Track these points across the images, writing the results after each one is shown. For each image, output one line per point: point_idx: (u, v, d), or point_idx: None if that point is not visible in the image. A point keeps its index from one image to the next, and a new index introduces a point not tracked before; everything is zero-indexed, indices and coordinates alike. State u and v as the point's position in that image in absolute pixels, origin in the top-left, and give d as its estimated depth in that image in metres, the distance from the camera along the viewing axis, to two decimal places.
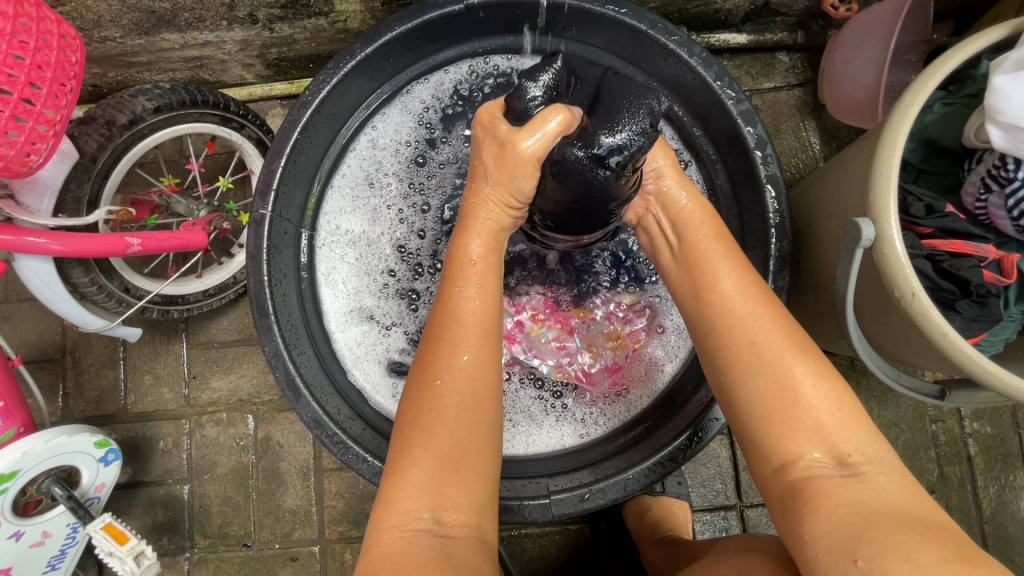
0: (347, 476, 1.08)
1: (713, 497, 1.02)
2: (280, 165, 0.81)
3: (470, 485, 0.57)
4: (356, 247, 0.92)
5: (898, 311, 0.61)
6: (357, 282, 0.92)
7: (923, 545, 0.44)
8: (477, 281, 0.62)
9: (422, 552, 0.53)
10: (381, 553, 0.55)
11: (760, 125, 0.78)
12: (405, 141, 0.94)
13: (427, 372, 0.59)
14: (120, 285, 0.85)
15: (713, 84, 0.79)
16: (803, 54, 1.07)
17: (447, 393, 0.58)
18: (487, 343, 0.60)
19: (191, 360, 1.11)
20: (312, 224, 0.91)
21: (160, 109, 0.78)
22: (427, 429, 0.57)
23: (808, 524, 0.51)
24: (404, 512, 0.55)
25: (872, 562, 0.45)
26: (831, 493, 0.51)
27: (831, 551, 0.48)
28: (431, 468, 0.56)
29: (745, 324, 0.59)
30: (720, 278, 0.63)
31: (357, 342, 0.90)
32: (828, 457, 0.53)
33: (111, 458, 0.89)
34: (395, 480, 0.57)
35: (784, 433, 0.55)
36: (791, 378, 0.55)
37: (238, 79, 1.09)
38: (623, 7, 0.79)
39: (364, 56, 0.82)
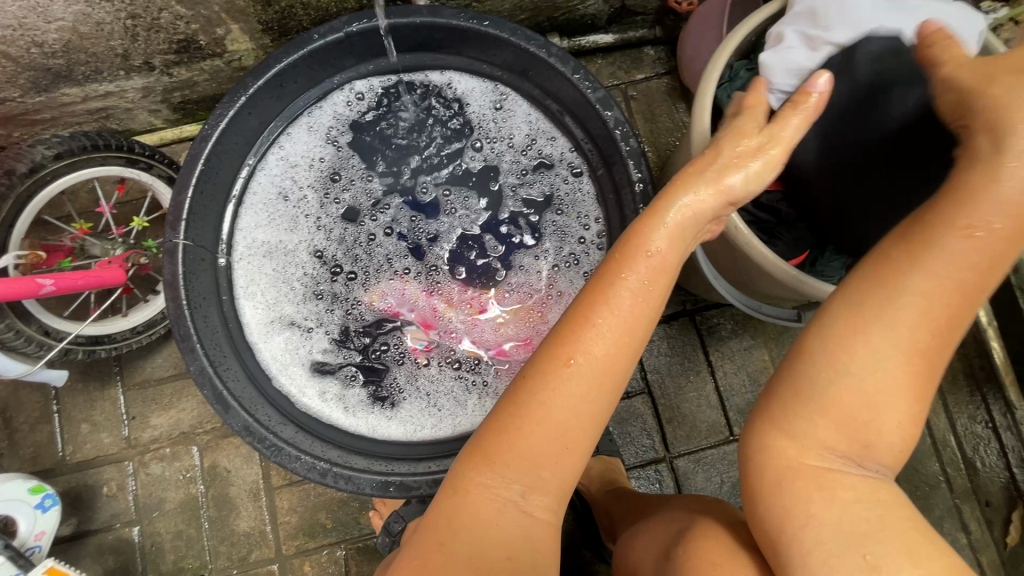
0: (298, 490, 1.10)
1: (643, 452, 1.09)
2: (189, 196, 0.87)
3: (564, 473, 0.62)
4: (272, 258, 0.98)
5: (732, 245, 0.71)
6: (276, 293, 0.97)
7: (932, 554, 0.52)
8: (648, 273, 0.60)
9: (506, 523, 0.61)
10: (461, 517, 0.61)
11: (616, 109, 0.89)
12: (315, 156, 1.00)
13: (565, 359, 0.59)
14: (39, 329, 0.87)
15: (572, 77, 0.89)
16: (665, 46, 1.21)
17: (575, 380, 0.58)
18: (631, 354, 0.60)
19: (129, 401, 1.12)
20: (228, 245, 0.96)
21: (61, 155, 0.83)
22: (546, 406, 0.59)
23: (818, 508, 0.55)
24: (501, 478, 0.61)
25: (881, 557, 0.51)
26: (849, 486, 0.55)
27: (839, 542, 0.53)
28: (539, 445, 0.60)
29: (900, 309, 0.53)
30: (922, 264, 0.53)
31: (281, 350, 0.95)
32: (853, 447, 0.56)
33: (49, 504, 0.91)
34: (496, 444, 0.61)
35: (826, 416, 0.56)
36: (873, 385, 0.54)
37: (146, 125, 1.14)
38: (486, 21, 0.89)
39: (255, 88, 0.89)
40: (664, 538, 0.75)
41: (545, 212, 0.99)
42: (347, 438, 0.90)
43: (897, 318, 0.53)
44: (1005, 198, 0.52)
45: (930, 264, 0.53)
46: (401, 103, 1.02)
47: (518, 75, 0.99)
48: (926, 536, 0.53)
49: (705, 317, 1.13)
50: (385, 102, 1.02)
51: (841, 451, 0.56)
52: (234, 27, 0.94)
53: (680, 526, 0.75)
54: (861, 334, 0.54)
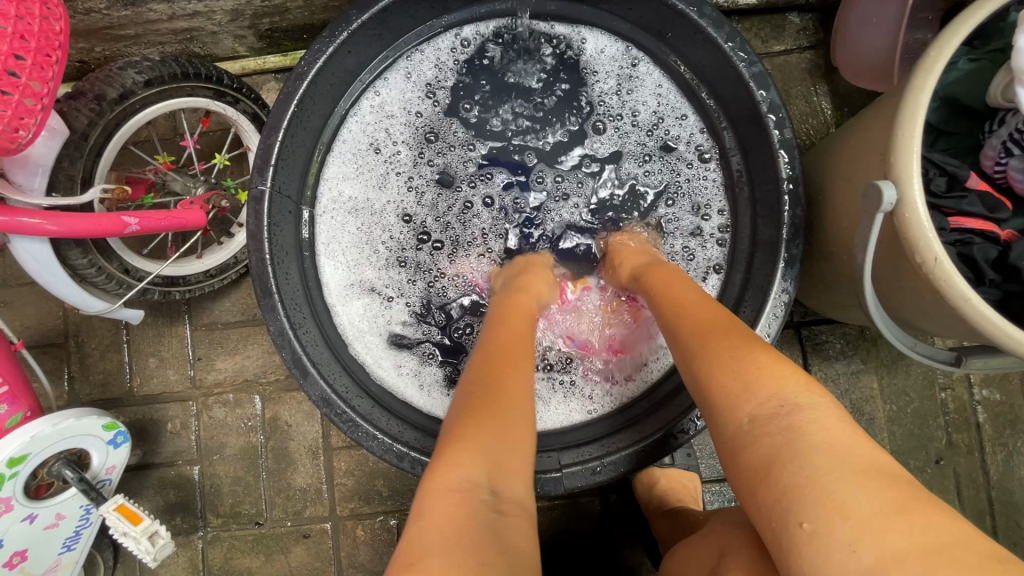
0: (357, 454, 1.08)
1: (722, 467, 1.02)
2: (279, 139, 0.78)
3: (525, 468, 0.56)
4: (358, 215, 0.91)
5: (918, 276, 0.59)
6: (357, 253, 0.90)
7: (861, 494, 0.41)
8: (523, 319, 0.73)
9: (479, 524, 0.48)
10: (431, 521, 0.49)
11: (773, 88, 0.74)
12: (414, 109, 0.91)
13: (495, 363, 0.65)
14: (119, 267, 0.83)
15: (724, 46, 0.75)
16: (814, 14, 1.03)
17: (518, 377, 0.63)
18: (525, 362, 0.66)
19: (196, 342, 1.10)
20: (312, 197, 0.89)
21: (151, 82, 0.76)
22: (504, 397, 0.60)
23: (762, 494, 0.46)
24: (466, 470, 0.52)
25: (816, 522, 0.41)
26: (770, 452, 0.47)
27: (779, 517, 0.44)
28: (496, 434, 0.56)
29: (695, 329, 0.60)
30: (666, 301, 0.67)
31: (359, 315, 0.89)
32: (760, 411, 0.50)
33: (120, 440, 0.89)
34: (461, 435, 0.56)
35: (727, 394, 0.52)
36: (756, 368, 0.52)
37: (229, 52, 1.05)
38: None
39: (360, 23, 0.78)
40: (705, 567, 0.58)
41: (662, 202, 0.90)
42: (422, 418, 0.84)
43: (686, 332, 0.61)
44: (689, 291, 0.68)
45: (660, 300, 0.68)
46: (512, 58, 0.91)
47: (653, 39, 0.86)
48: (869, 475, 0.42)
49: (814, 332, 1.04)
50: (495, 55, 0.91)
51: (750, 422, 0.50)
52: None
53: (725, 543, 0.58)
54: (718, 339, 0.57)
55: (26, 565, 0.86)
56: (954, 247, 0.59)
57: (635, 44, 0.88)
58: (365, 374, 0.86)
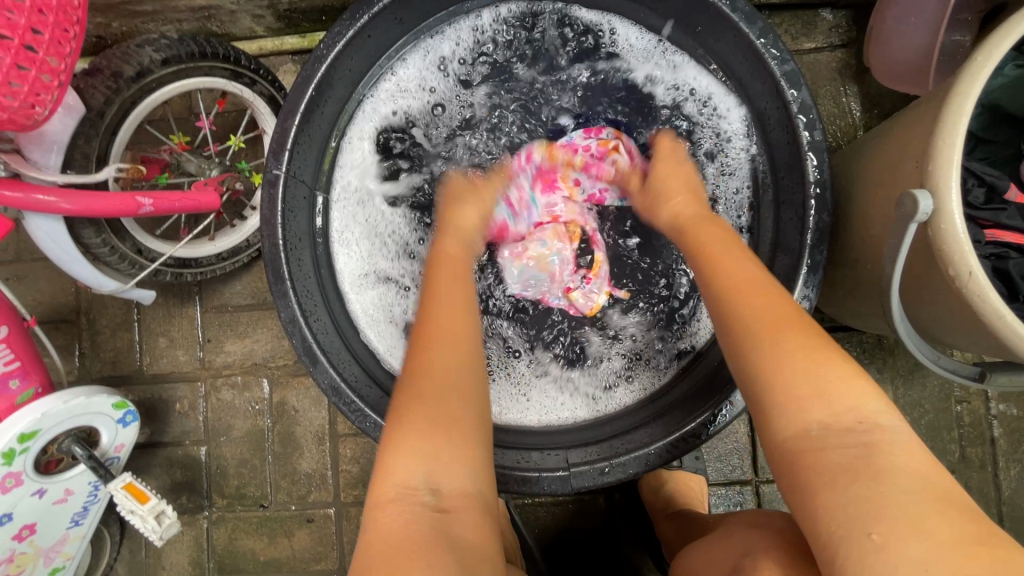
0: (362, 442, 1.08)
1: (729, 471, 1.01)
2: (295, 123, 0.77)
3: (466, 456, 0.55)
4: (371, 203, 0.90)
5: (949, 289, 0.57)
6: (371, 241, 0.90)
7: (939, 522, 0.42)
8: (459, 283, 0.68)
9: (417, 528, 0.50)
10: (377, 529, 0.51)
11: (804, 88, 0.72)
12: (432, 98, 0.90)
13: (419, 340, 0.61)
14: (132, 247, 0.83)
15: (756, 42, 0.72)
16: (848, 11, 1.00)
17: (437, 360, 0.59)
18: (452, 331, 0.62)
19: (206, 324, 1.10)
20: (327, 184, 0.88)
21: (169, 61, 0.75)
22: (425, 392, 0.57)
23: (823, 499, 0.46)
24: (403, 482, 0.52)
25: (888, 537, 0.42)
26: (843, 466, 0.47)
27: (840, 523, 0.45)
28: (429, 432, 0.54)
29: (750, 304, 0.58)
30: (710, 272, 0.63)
31: (371, 304, 0.89)
32: (834, 423, 0.49)
33: (129, 419, 0.89)
34: (392, 443, 0.55)
35: (794, 400, 0.51)
36: (819, 380, 0.51)
37: (247, 32, 1.03)
38: None
39: (381, 6, 0.76)
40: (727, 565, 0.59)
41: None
42: None
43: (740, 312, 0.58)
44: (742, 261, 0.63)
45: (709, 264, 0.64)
46: (535, 51, 0.91)
47: (681, 34, 0.85)
48: (941, 502, 0.43)
49: (830, 338, 1.02)
50: (517, 47, 0.91)
51: (820, 429, 0.49)
52: None
53: (752, 542, 0.58)
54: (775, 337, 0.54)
55: (35, 538, 0.87)
56: (989, 261, 0.58)
57: (662, 40, 0.86)
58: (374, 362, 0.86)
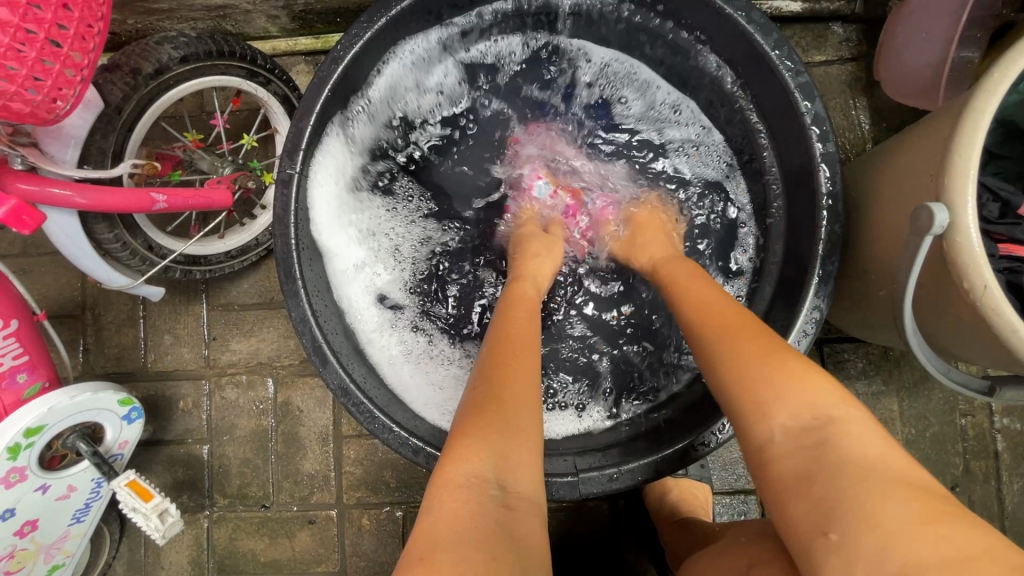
0: (366, 443, 1.08)
1: (734, 480, 1.01)
2: (310, 123, 0.77)
3: (529, 463, 0.55)
4: (383, 199, 0.93)
5: (963, 302, 0.57)
6: (383, 237, 0.93)
7: (892, 504, 0.42)
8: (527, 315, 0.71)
9: (484, 522, 0.49)
10: (439, 515, 0.50)
11: (818, 101, 0.72)
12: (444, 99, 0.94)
13: (505, 354, 0.63)
14: (143, 243, 0.83)
15: (770, 54, 0.73)
16: (859, 25, 1.01)
17: (528, 373, 0.61)
18: (530, 349, 0.65)
19: (212, 321, 1.09)
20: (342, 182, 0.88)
21: (187, 59, 0.75)
22: (506, 396, 0.58)
23: (787, 501, 0.47)
24: (471, 475, 0.52)
25: (844, 534, 0.42)
26: (805, 463, 0.47)
27: (802, 526, 0.45)
28: (502, 433, 0.55)
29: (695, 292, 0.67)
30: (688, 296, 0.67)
31: (380, 301, 0.90)
32: (796, 423, 0.50)
33: (134, 416, 0.89)
34: (461, 440, 0.54)
35: (756, 405, 0.52)
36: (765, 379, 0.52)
37: (261, 32, 1.04)
38: None
39: (399, 9, 0.77)
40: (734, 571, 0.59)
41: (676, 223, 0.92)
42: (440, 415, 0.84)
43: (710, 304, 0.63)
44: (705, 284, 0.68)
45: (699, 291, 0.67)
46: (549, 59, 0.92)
47: (698, 42, 0.84)
48: (899, 484, 0.43)
49: (836, 349, 1.02)
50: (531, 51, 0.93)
51: (784, 432, 0.50)
52: None
53: (755, 552, 0.59)
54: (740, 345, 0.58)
55: (36, 535, 0.86)
56: (1001, 275, 0.58)
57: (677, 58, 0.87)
58: (370, 357, 0.85)
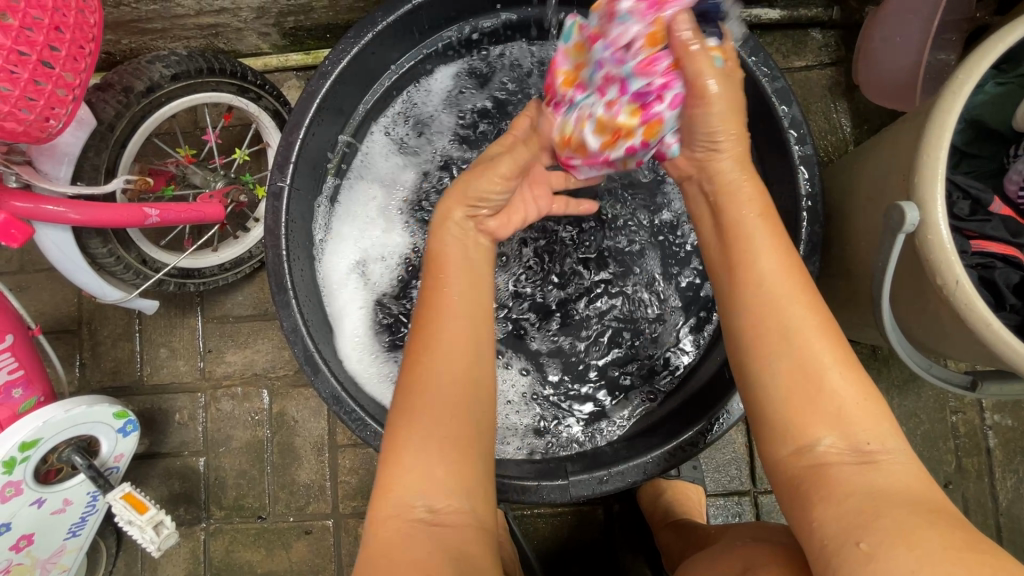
0: (361, 452, 1.08)
1: (727, 482, 1.01)
2: (300, 136, 0.79)
3: (461, 474, 0.56)
4: (384, 194, 0.94)
5: (938, 299, 0.59)
6: (379, 231, 0.93)
7: (931, 531, 0.44)
8: (455, 277, 0.63)
9: (418, 546, 0.52)
10: (379, 539, 0.54)
11: (795, 105, 0.74)
12: (449, 96, 0.94)
13: (418, 351, 0.59)
14: (137, 257, 0.84)
15: (747, 60, 0.75)
16: (837, 31, 1.03)
17: (436, 370, 0.58)
18: (463, 336, 0.60)
19: (207, 334, 1.11)
20: (337, 174, 0.89)
21: (178, 77, 0.77)
22: (420, 408, 0.57)
23: (818, 512, 0.49)
24: (400, 501, 0.55)
25: (875, 546, 0.44)
26: (844, 483, 0.50)
27: (834, 538, 0.47)
28: (424, 451, 0.55)
29: (747, 259, 0.57)
30: (760, 257, 0.57)
31: (368, 293, 0.91)
32: (844, 448, 0.51)
33: (130, 428, 0.90)
34: (389, 467, 0.56)
35: (802, 421, 0.52)
36: (814, 367, 0.52)
37: (253, 49, 1.06)
38: None
39: (385, 25, 0.79)
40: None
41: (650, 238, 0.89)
42: None
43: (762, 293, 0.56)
44: (754, 254, 0.58)
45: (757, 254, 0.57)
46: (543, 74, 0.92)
47: None
48: (932, 517, 0.45)
49: None
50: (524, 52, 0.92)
51: (827, 448, 0.51)
52: None
53: (749, 559, 0.60)
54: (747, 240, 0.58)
55: (32, 549, 0.86)
56: (974, 271, 0.59)
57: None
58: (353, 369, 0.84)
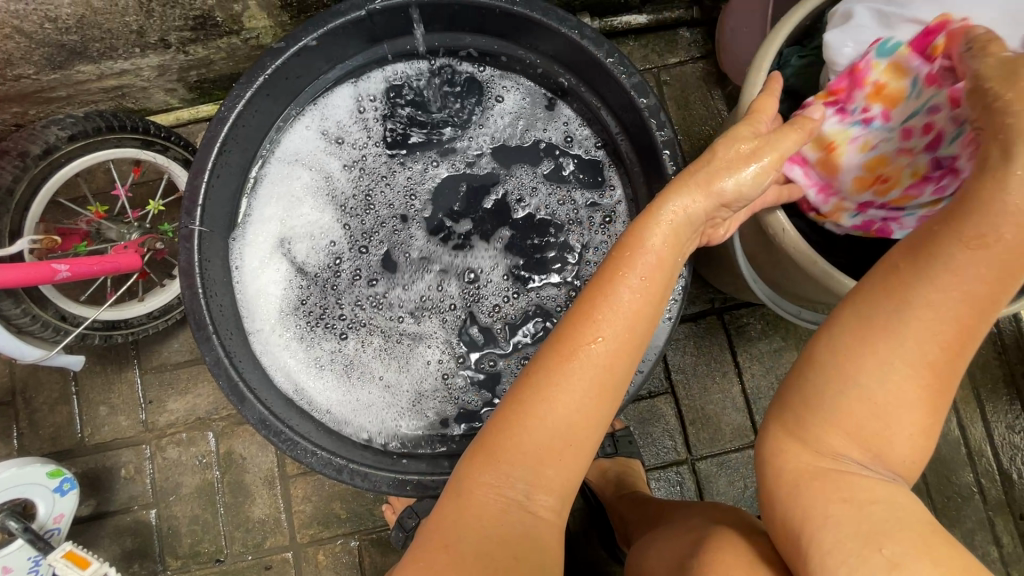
0: (313, 479, 1.10)
1: (664, 454, 1.06)
2: (205, 180, 0.83)
3: (567, 474, 0.58)
4: (300, 210, 0.95)
5: (778, 249, 0.67)
6: (300, 248, 0.94)
7: (947, 553, 0.46)
8: (640, 276, 0.55)
9: (499, 523, 0.56)
10: (466, 508, 0.57)
11: (652, 96, 0.82)
12: (355, 115, 0.97)
13: (556, 355, 0.55)
14: (55, 314, 0.88)
15: (606, 62, 0.83)
16: (702, 28, 1.14)
17: (575, 378, 0.54)
18: (613, 359, 0.55)
19: (146, 385, 1.11)
20: (251, 199, 0.94)
21: (75, 137, 0.81)
22: (550, 401, 0.55)
23: (834, 508, 0.50)
24: (500, 478, 0.57)
25: (898, 555, 0.46)
26: (867, 488, 0.51)
27: (849, 541, 0.48)
28: (539, 449, 0.56)
29: (934, 274, 0.48)
30: (951, 276, 0.48)
31: (292, 311, 0.93)
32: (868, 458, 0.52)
33: (67, 487, 0.90)
34: (500, 443, 0.56)
35: (867, 431, 0.51)
36: (909, 388, 0.50)
37: (162, 105, 1.11)
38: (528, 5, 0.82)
39: (274, 68, 0.84)
40: (682, 546, 0.67)
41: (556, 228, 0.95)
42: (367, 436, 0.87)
43: (936, 305, 0.48)
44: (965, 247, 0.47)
45: (944, 270, 0.48)
46: (439, 90, 0.97)
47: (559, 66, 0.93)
48: (942, 536, 0.48)
49: (735, 316, 1.08)
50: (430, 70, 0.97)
51: (854, 456, 0.52)
52: (251, 3, 0.91)
53: (701, 537, 0.65)
54: (926, 254, 0.49)
55: None
56: None
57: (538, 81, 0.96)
58: (260, 355, 0.90)
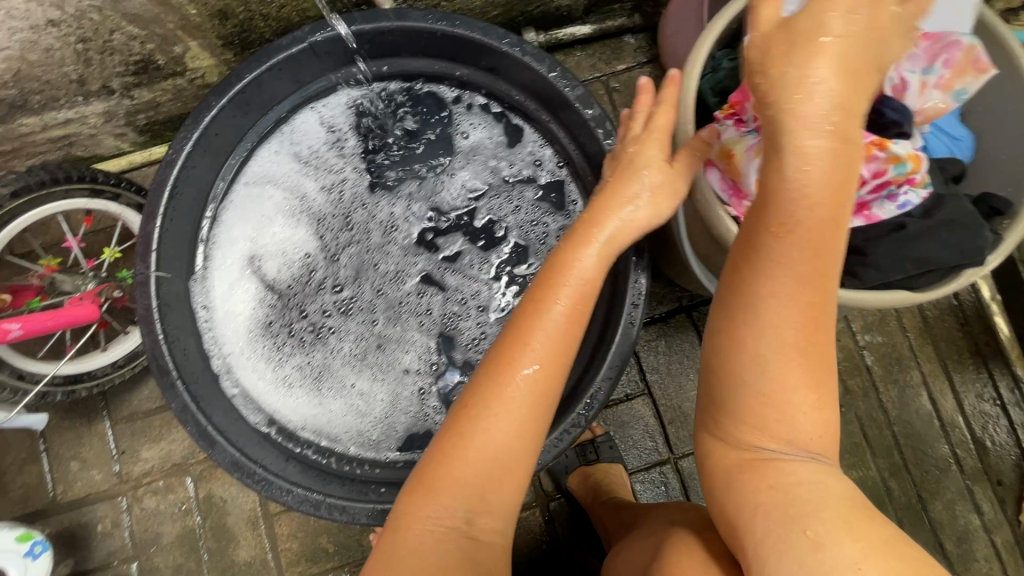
0: (297, 516, 1.08)
1: (646, 455, 1.07)
2: (157, 225, 0.82)
3: (508, 497, 0.59)
4: (261, 245, 0.95)
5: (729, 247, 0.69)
6: (265, 284, 0.94)
7: (869, 529, 0.47)
8: (566, 295, 0.62)
9: (446, 553, 0.56)
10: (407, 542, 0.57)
11: (597, 107, 0.83)
12: (314, 145, 0.97)
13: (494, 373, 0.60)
14: (12, 374, 0.88)
15: (549, 75, 0.83)
16: (645, 33, 1.17)
17: (510, 399, 0.58)
18: (547, 374, 0.59)
19: (117, 436, 1.09)
20: (209, 238, 0.93)
21: (17, 193, 0.81)
22: (484, 424, 0.58)
23: (760, 495, 0.51)
24: (438, 509, 0.57)
25: (822, 534, 0.46)
26: (791, 473, 0.51)
27: (774, 530, 0.49)
28: (474, 477, 0.58)
29: (775, 242, 0.50)
30: (793, 242, 0.49)
31: (260, 349, 0.92)
32: (800, 442, 0.52)
33: (39, 550, 0.87)
34: (435, 472, 0.58)
35: (773, 414, 0.52)
36: (792, 362, 0.51)
37: (113, 150, 1.09)
38: (469, 26, 0.83)
39: (220, 108, 0.83)
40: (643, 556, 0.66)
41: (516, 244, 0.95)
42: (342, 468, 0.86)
43: (790, 275, 0.49)
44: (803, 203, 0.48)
45: (777, 238, 0.49)
46: (395, 114, 0.98)
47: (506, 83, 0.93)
48: (864, 514, 0.48)
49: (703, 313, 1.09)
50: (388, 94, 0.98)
51: (775, 444, 0.52)
52: (192, 44, 0.90)
53: (660, 544, 0.65)
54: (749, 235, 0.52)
55: None
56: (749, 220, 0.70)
57: (488, 99, 0.97)
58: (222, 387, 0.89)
